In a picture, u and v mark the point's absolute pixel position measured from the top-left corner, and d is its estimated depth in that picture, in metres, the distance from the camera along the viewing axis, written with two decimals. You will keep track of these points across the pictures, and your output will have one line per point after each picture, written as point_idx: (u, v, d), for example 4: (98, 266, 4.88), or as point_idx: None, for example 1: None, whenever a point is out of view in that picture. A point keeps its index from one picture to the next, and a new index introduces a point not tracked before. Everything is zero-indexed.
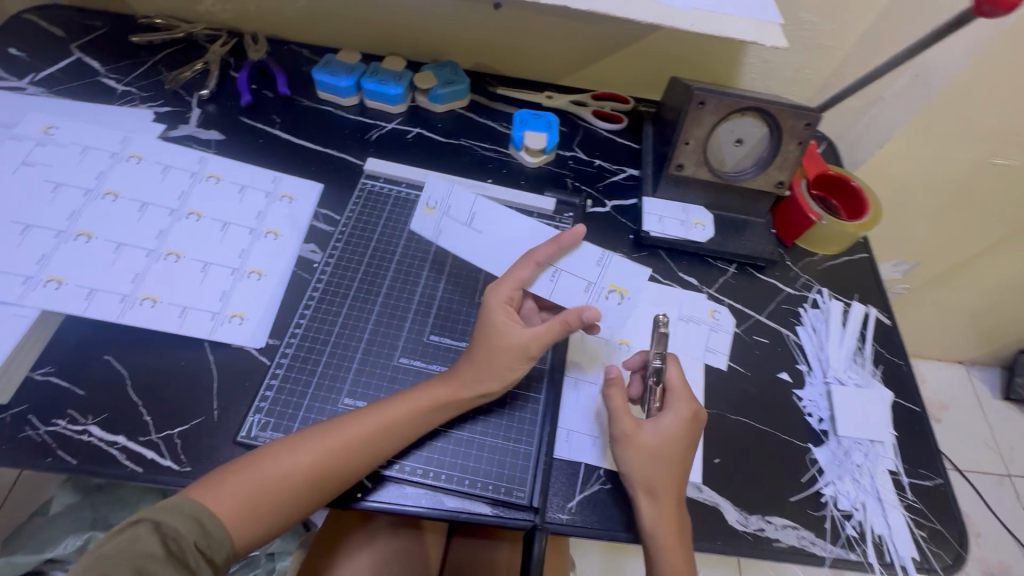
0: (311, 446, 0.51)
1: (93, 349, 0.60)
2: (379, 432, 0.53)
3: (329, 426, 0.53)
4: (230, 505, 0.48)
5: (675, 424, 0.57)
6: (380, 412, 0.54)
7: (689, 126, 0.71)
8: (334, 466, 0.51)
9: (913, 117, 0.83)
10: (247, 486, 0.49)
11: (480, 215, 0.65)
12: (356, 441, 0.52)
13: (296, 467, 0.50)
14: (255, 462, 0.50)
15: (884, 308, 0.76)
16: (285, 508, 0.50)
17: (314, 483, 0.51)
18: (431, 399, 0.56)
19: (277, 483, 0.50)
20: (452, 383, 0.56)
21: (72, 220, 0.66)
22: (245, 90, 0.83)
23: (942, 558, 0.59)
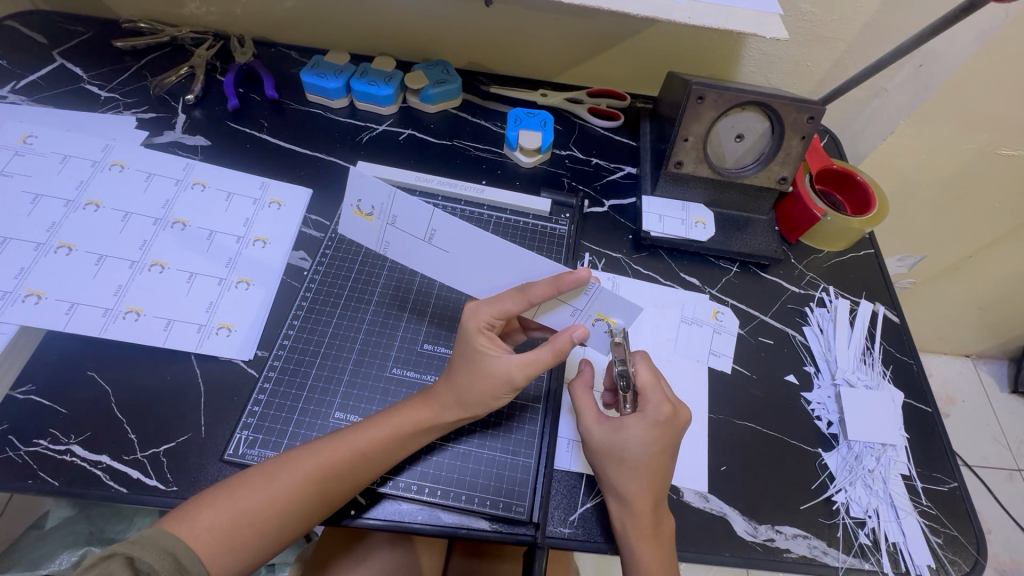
0: (288, 473, 0.49)
1: (75, 365, 0.58)
2: (361, 457, 0.50)
3: (304, 452, 0.50)
4: (207, 538, 0.46)
5: (646, 431, 0.53)
6: (357, 437, 0.51)
7: (687, 122, 0.68)
8: (315, 494, 0.49)
9: (919, 108, 0.80)
10: (225, 518, 0.47)
11: (441, 233, 0.54)
12: (334, 468, 0.50)
13: (275, 496, 0.48)
14: (231, 492, 0.48)
15: (892, 306, 0.74)
16: (264, 539, 0.48)
17: (292, 510, 0.49)
18: (414, 420, 0.53)
19: (256, 513, 0.47)
20: (432, 405, 0.53)
21: (52, 231, 0.64)
22: (231, 94, 0.80)
23: (959, 566, 0.57)
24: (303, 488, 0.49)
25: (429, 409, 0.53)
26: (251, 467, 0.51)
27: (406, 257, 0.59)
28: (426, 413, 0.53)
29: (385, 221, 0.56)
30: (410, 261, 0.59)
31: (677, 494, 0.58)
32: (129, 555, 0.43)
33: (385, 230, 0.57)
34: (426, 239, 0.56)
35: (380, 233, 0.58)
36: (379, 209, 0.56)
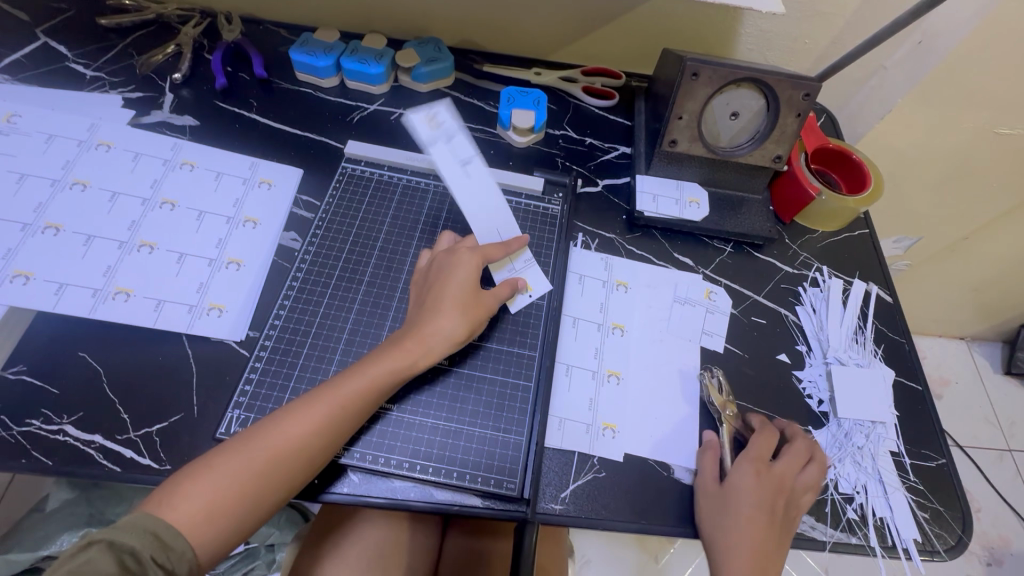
0: (267, 439, 0.50)
1: (66, 346, 0.58)
2: (338, 410, 0.52)
3: (273, 419, 0.51)
4: (192, 510, 0.46)
5: (749, 481, 0.55)
6: (330, 392, 0.53)
7: (682, 99, 0.68)
8: (297, 454, 0.50)
9: (916, 86, 0.79)
10: (206, 492, 0.47)
11: (617, 268, 0.72)
12: (302, 425, 0.51)
13: (257, 456, 0.49)
14: (211, 463, 0.48)
15: (886, 285, 0.74)
16: (248, 509, 0.48)
17: (269, 477, 0.49)
18: (389, 368, 0.55)
19: (240, 483, 0.48)
20: (401, 349, 0.56)
21: (38, 212, 0.63)
22: (219, 72, 0.79)
23: (945, 540, 0.58)
24: (283, 451, 0.49)
25: (400, 358, 0.55)
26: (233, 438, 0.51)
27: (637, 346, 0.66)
28: (394, 359, 0.55)
29: (446, 135, 0.68)
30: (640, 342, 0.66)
31: (668, 471, 0.59)
32: (108, 540, 0.42)
33: (438, 139, 0.68)
34: (460, 163, 0.68)
35: (432, 138, 0.68)
36: (447, 129, 0.68)
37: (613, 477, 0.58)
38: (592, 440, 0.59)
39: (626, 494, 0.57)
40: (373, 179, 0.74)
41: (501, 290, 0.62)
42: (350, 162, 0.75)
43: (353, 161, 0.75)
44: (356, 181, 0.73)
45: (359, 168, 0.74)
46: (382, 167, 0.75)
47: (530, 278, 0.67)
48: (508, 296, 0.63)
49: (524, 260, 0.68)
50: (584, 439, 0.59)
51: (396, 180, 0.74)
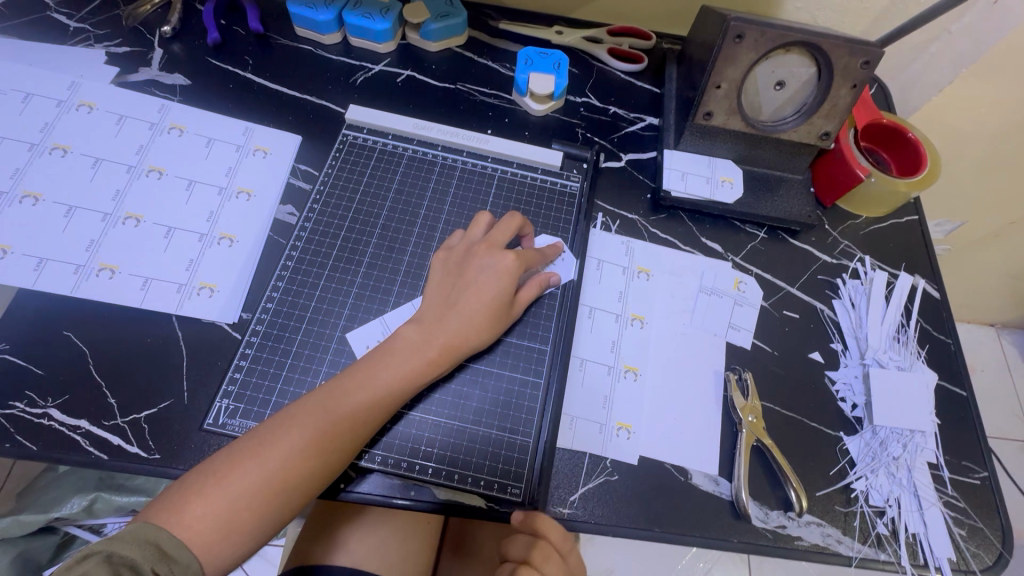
0: (288, 445, 0.46)
1: (49, 325, 0.55)
2: (360, 412, 0.49)
3: (286, 427, 0.47)
4: (203, 526, 0.43)
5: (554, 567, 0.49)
6: (347, 397, 0.49)
7: (722, 66, 0.60)
8: (321, 461, 0.47)
9: (988, 53, 0.71)
10: (219, 504, 0.43)
11: (639, 254, 0.66)
12: (317, 435, 0.47)
13: (272, 469, 0.45)
14: (221, 477, 0.44)
15: (933, 279, 0.68)
16: (266, 519, 0.45)
17: (286, 490, 0.46)
18: (413, 371, 0.51)
19: (254, 494, 0.44)
20: (425, 351, 0.52)
21: (16, 178, 0.59)
22: (211, 26, 0.73)
23: (981, 560, 0.54)
24: (303, 456, 0.46)
25: (425, 360, 0.52)
26: (238, 439, 0.47)
27: (656, 340, 0.61)
28: (421, 364, 0.52)
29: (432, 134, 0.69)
30: (660, 338, 0.61)
31: (685, 476, 0.55)
32: (108, 553, 0.39)
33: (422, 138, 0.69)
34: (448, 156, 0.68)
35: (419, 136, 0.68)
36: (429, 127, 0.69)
37: (625, 482, 0.54)
38: (606, 441, 0.56)
39: (639, 500, 0.53)
40: (376, 148, 0.68)
41: (532, 288, 0.58)
42: (351, 129, 0.69)
43: (355, 127, 0.69)
44: (357, 150, 0.67)
45: (361, 136, 0.68)
46: (386, 135, 0.69)
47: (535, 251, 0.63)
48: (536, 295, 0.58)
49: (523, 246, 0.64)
50: (597, 440, 0.56)
51: (401, 150, 0.68)
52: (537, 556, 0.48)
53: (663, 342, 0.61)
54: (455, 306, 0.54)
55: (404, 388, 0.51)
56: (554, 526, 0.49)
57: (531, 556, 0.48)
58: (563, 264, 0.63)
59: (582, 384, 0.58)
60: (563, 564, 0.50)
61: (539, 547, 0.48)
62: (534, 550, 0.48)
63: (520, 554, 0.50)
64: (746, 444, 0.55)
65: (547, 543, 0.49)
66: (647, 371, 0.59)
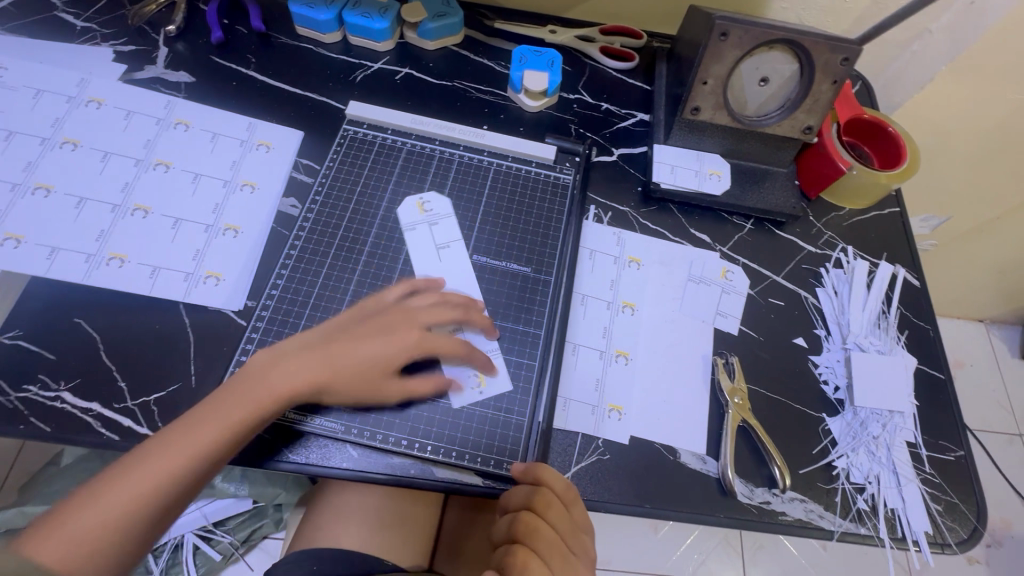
0: (185, 445, 0.47)
1: (60, 312, 0.57)
2: (258, 409, 0.50)
3: (182, 432, 0.48)
4: (56, 548, 0.42)
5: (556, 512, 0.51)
6: (242, 394, 0.50)
7: (708, 62, 0.63)
8: (208, 458, 0.48)
9: (965, 52, 0.73)
10: (91, 517, 0.44)
11: (629, 243, 0.68)
12: (214, 431, 0.48)
13: (159, 473, 0.46)
14: (102, 491, 0.45)
15: (913, 268, 0.70)
16: (125, 533, 0.45)
17: (151, 502, 0.46)
18: (308, 368, 0.53)
19: (129, 501, 0.45)
20: (318, 352, 0.54)
21: (28, 171, 0.61)
22: (215, 25, 0.75)
23: (956, 533, 0.57)
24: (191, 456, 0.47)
25: (320, 357, 0.53)
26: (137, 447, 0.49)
27: (646, 326, 0.63)
28: (394, 349, 0.55)
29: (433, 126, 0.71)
30: (649, 324, 0.64)
31: (674, 455, 0.57)
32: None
33: (424, 128, 0.71)
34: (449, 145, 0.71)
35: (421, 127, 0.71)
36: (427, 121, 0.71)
37: (617, 459, 0.56)
38: (598, 422, 0.58)
39: (629, 477, 0.56)
40: (376, 142, 0.70)
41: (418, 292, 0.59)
42: (352, 124, 0.71)
43: (356, 122, 0.71)
44: (358, 144, 0.69)
45: (362, 130, 0.71)
46: (386, 130, 0.71)
47: (530, 245, 0.66)
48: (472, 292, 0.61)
49: (520, 238, 0.66)
50: (589, 421, 0.58)
51: (400, 144, 0.70)
52: (539, 502, 0.50)
53: (651, 328, 0.63)
54: (352, 327, 0.56)
55: (299, 385, 0.52)
56: (556, 477, 0.52)
57: (535, 504, 0.50)
58: (557, 253, 0.66)
59: (574, 368, 0.60)
60: (565, 511, 0.51)
61: (541, 494, 0.50)
62: (537, 498, 0.50)
63: (520, 502, 0.51)
64: (732, 425, 0.58)
65: (549, 491, 0.51)
66: (637, 355, 0.62)
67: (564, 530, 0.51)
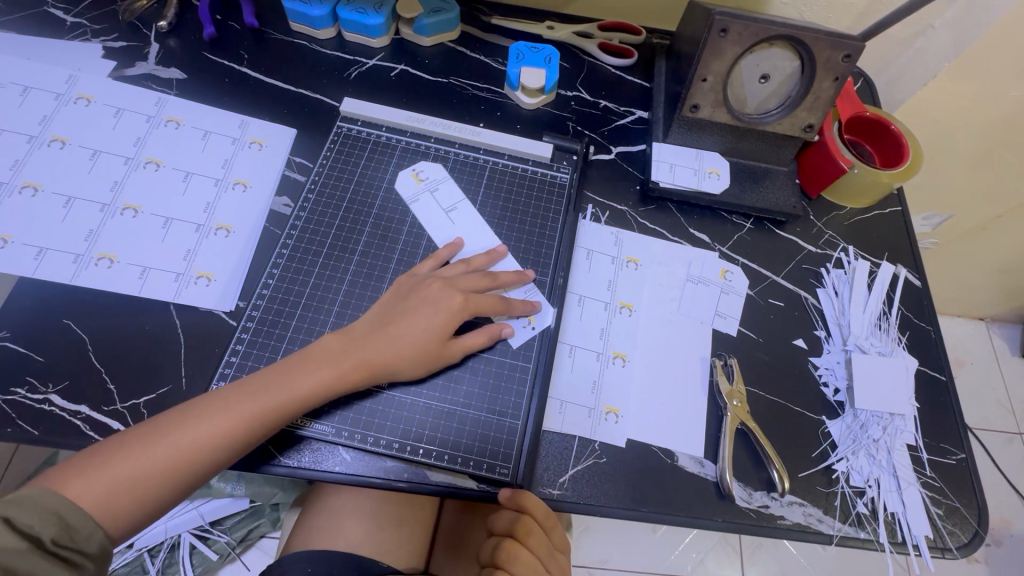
0: (234, 401, 0.48)
1: (48, 313, 0.56)
2: (310, 370, 0.51)
3: (236, 388, 0.50)
4: (95, 490, 0.44)
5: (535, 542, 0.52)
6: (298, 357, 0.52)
7: (707, 59, 0.61)
8: (250, 417, 0.48)
9: (968, 49, 0.72)
10: (132, 463, 0.45)
11: (627, 244, 0.67)
12: (265, 388, 0.50)
13: (208, 425, 0.47)
14: (147, 438, 0.46)
15: (915, 269, 0.69)
16: (162, 481, 0.46)
17: (191, 453, 0.47)
18: (362, 334, 0.54)
19: (169, 463, 0.46)
20: (374, 321, 0.55)
21: (15, 170, 0.60)
22: (207, 21, 0.74)
23: (957, 538, 0.56)
24: (228, 434, 0.48)
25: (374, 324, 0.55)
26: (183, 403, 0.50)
27: (643, 327, 0.63)
28: (443, 317, 0.56)
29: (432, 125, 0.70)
30: (646, 325, 0.63)
31: (671, 458, 0.57)
32: (6, 513, 0.39)
33: (419, 127, 0.70)
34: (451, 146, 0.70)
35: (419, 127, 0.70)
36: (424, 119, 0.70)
37: (614, 463, 0.56)
38: (595, 425, 0.57)
39: (625, 482, 0.55)
40: (370, 140, 0.69)
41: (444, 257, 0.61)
42: (346, 122, 0.70)
43: (349, 119, 0.70)
44: (351, 142, 0.68)
45: (356, 128, 0.70)
46: (381, 127, 0.70)
47: (529, 246, 0.65)
48: (486, 266, 0.62)
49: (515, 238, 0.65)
50: (585, 424, 0.57)
51: (394, 142, 0.69)
52: (521, 530, 0.51)
53: (648, 330, 0.62)
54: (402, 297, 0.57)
55: (350, 348, 0.53)
56: (539, 504, 0.52)
57: (516, 531, 0.52)
58: (553, 254, 0.65)
59: (570, 370, 0.59)
60: (545, 536, 0.53)
61: (523, 522, 0.52)
62: (519, 525, 0.52)
63: (504, 527, 0.53)
64: (730, 428, 0.57)
65: (530, 518, 0.51)
66: (634, 355, 0.61)
67: (542, 553, 0.53)
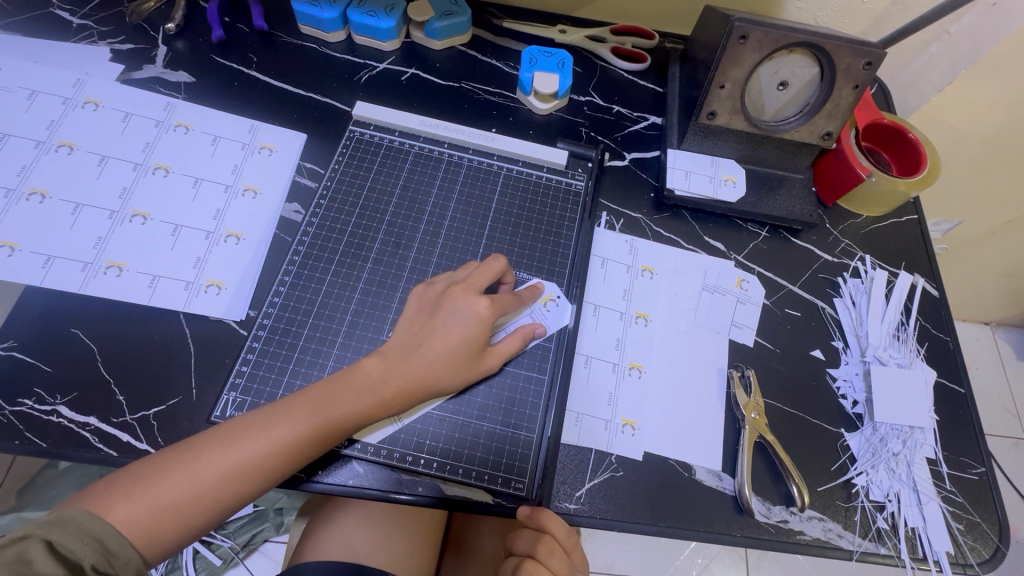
0: (278, 426, 0.47)
1: (57, 322, 0.55)
2: (354, 396, 0.50)
3: (279, 412, 0.48)
4: (137, 516, 0.42)
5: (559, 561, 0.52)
6: (341, 382, 0.50)
7: (726, 66, 0.60)
8: (296, 444, 0.47)
9: (987, 54, 0.71)
10: (176, 486, 0.44)
11: (643, 254, 0.66)
12: (309, 415, 0.48)
13: (254, 450, 0.46)
14: (187, 463, 0.45)
15: (932, 278, 0.69)
16: (205, 506, 0.45)
17: (238, 477, 0.45)
18: (403, 355, 0.52)
19: (211, 488, 0.45)
20: (408, 342, 0.53)
21: (23, 176, 0.59)
22: (216, 23, 0.73)
23: (978, 553, 0.55)
24: (271, 455, 0.46)
25: (412, 344, 0.53)
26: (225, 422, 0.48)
27: (659, 338, 0.62)
28: (476, 330, 0.53)
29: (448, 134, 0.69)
30: (664, 336, 0.62)
31: (689, 472, 0.56)
32: (48, 538, 0.39)
33: (435, 128, 0.69)
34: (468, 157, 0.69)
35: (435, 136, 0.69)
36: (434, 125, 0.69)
37: (630, 476, 0.55)
38: (611, 437, 0.56)
39: (643, 496, 0.54)
40: (383, 145, 0.68)
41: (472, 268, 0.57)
42: (358, 126, 0.69)
43: (361, 124, 0.69)
44: (364, 147, 0.67)
45: (368, 132, 0.69)
46: (393, 132, 0.69)
47: (540, 256, 0.64)
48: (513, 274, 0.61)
49: (526, 243, 0.64)
50: (602, 436, 0.56)
51: (406, 146, 0.68)
52: (542, 550, 0.51)
53: (665, 341, 0.62)
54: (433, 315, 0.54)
55: (393, 371, 0.51)
56: (558, 522, 0.52)
57: (536, 551, 0.51)
58: (569, 262, 0.64)
59: (587, 380, 0.59)
60: (566, 557, 0.53)
61: (543, 543, 0.51)
62: (540, 545, 0.51)
63: (525, 547, 0.53)
64: (749, 441, 0.56)
65: (551, 539, 0.51)
66: (653, 368, 0.60)
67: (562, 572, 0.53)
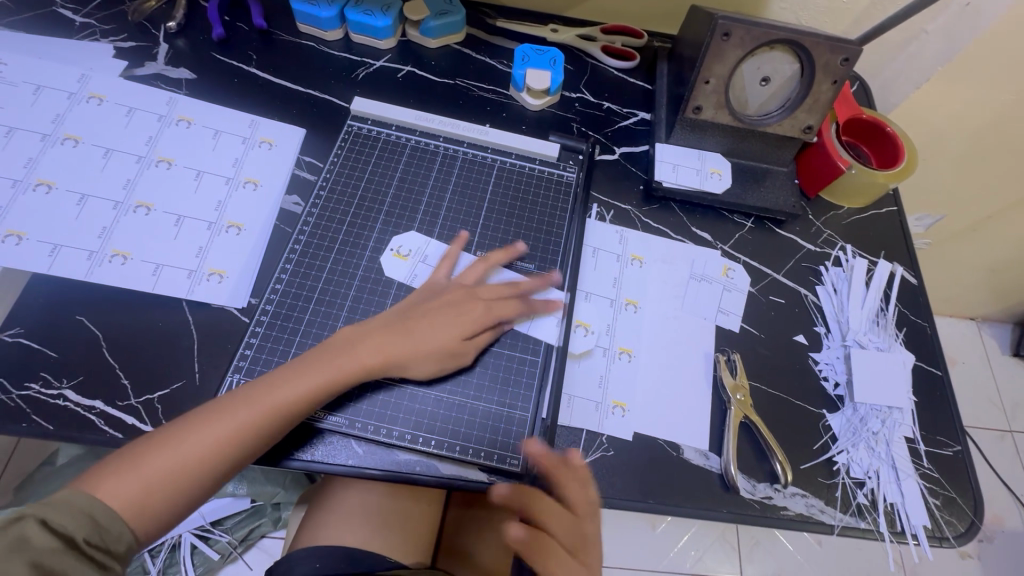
0: (258, 398, 0.49)
1: (62, 310, 0.56)
2: (331, 368, 0.52)
3: (259, 387, 0.50)
4: (125, 491, 0.44)
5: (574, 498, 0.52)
6: (318, 357, 0.52)
7: (710, 62, 0.63)
8: (275, 414, 0.49)
9: (961, 52, 0.74)
10: (162, 462, 0.45)
11: (632, 244, 0.69)
12: (288, 386, 0.50)
13: (236, 423, 0.48)
14: (171, 439, 0.46)
15: (910, 267, 0.71)
16: (191, 481, 0.46)
17: (221, 450, 0.47)
18: (388, 332, 0.55)
19: (196, 461, 0.46)
20: (394, 322, 0.56)
21: (29, 167, 0.60)
22: (216, 22, 0.75)
23: (954, 527, 0.58)
24: (253, 426, 0.48)
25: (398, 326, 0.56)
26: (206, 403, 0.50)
27: (648, 323, 0.64)
28: (464, 321, 0.58)
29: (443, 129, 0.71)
30: (653, 321, 0.64)
31: (677, 451, 0.58)
32: (42, 517, 0.39)
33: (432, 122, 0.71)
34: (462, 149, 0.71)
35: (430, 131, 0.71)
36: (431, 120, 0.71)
37: (620, 455, 0.57)
38: (602, 417, 0.58)
39: (634, 475, 0.56)
40: (381, 139, 0.70)
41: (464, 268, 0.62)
42: (357, 120, 0.71)
43: (359, 118, 0.71)
44: (362, 140, 0.69)
45: (366, 126, 0.71)
46: (390, 126, 0.71)
47: (533, 245, 0.66)
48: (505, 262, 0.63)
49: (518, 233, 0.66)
50: (593, 417, 0.58)
51: (403, 140, 0.70)
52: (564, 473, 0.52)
53: (654, 326, 0.64)
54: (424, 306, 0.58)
55: (372, 346, 0.54)
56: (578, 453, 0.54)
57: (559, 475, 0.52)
58: (559, 249, 0.66)
59: (579, 364, 0.61)
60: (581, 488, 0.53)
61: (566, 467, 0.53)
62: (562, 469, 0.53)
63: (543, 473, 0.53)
64: (735, 421, 0.58)
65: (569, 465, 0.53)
66: (641, 352, 0.62)
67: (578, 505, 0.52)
